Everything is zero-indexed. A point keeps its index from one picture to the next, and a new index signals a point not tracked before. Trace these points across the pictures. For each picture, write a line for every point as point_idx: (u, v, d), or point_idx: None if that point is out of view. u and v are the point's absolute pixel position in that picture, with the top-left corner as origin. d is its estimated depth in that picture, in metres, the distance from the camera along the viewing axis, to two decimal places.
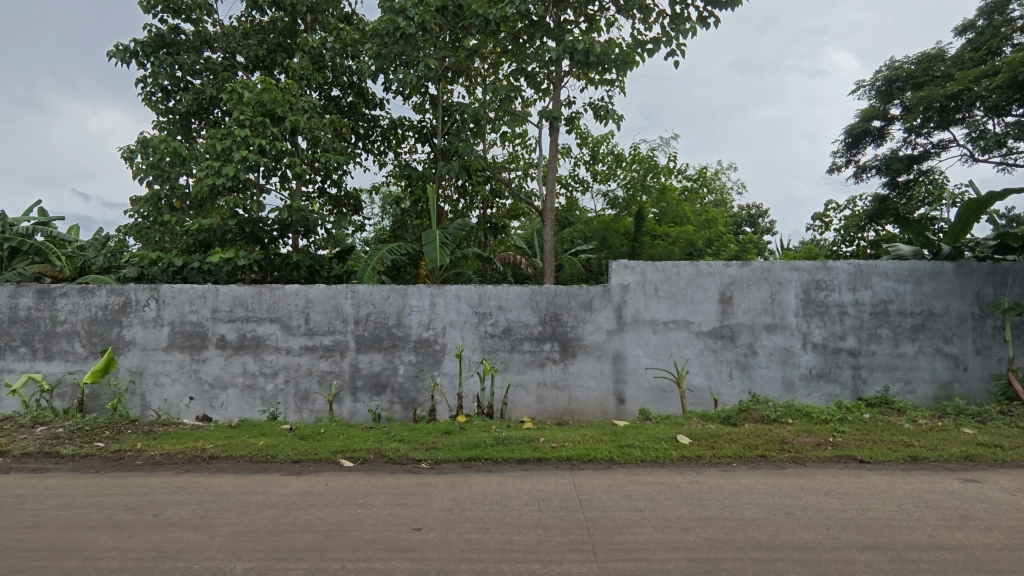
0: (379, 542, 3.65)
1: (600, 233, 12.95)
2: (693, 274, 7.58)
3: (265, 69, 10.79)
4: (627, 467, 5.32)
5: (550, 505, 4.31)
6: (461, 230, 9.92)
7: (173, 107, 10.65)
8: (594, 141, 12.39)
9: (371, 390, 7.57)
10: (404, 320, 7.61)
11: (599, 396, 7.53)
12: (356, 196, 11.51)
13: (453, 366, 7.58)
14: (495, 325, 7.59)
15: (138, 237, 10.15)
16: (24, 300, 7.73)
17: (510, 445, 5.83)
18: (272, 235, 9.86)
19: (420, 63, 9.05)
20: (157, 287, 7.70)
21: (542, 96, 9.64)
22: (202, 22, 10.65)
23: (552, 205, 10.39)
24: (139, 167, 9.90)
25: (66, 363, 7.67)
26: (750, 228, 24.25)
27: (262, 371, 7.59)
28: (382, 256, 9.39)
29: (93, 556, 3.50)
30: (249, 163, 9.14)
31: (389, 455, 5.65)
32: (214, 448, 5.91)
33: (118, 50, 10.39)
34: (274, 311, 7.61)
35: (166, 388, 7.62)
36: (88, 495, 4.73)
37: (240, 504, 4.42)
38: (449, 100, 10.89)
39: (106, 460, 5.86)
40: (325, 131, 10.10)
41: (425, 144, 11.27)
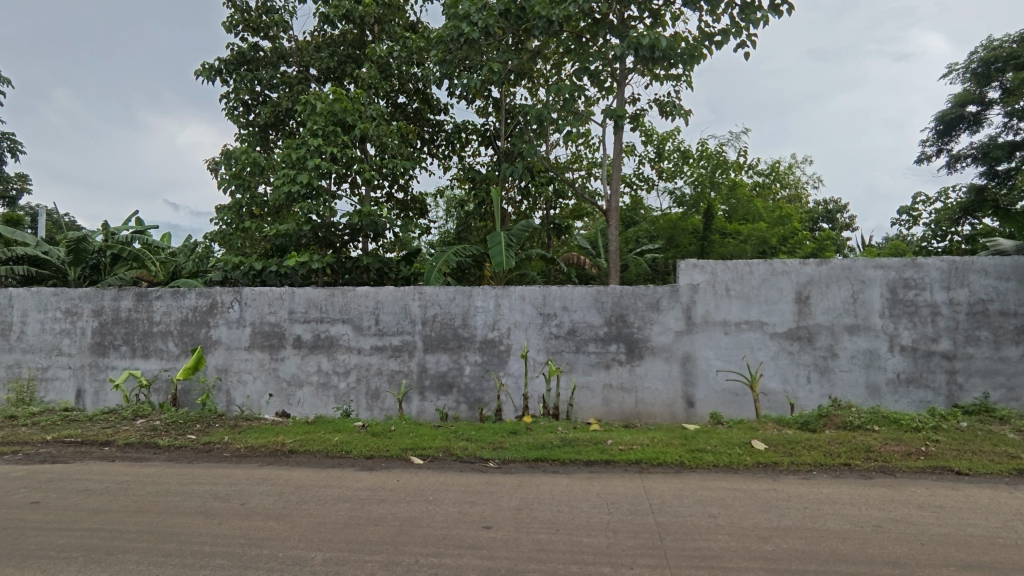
0: (450, 539, 3.71)
1: (667, 232, 12.69)
2: (767, 273, 7.27)
3: (336, 80, 11.25)
4: (698, 472, 5.17)
5: (619, 509, 4.25)
6: (525, 231, 9.98)
7: (253, 120, 11.29)
8: (660, 138, 12.12)
9: (438, 390, 7.72)
10: (469, 320, 7.72)
11: (667, 399, 7.36)
12: (422, 200, 11.79)
13: (518, 367, 7.61)
14: (560, 326, 7.57)
15: (222, 243, 10.80)
16: (124, 302, 8.42)
17: (577, 446, 5.79)
18: (344, 239, 10.28)
19: (484, 67, 9.16)
20: (240, 289, 8.16)
21: (606, 95, 9.53)
22: (278, 38, 11.23)
23: (617, 205, 10.23)
24: (223, 178, 10.55)
25: (160, 361, 8.28)
26: (828, 224, 23.10)
27: (336, 370, 7.90)
28: (448, 258, 9.57)
29: (188, 541, 3.75)
30: (322, 171, 9.54)
31: (458, 453, 5.75)
32: (293, 442, 6.21)
33: (205, 69, 11.13)
34: (347, 312, 7.91)
35: (248, 385, 8.08)
36: (182, 484, 5.07)
37: (317, 497, 4.62)
38: (512, 103, 10.97)
39: (197, 451, 6.27)
40: (393, 137, 10.43)
41: (488, 147, 11.41)
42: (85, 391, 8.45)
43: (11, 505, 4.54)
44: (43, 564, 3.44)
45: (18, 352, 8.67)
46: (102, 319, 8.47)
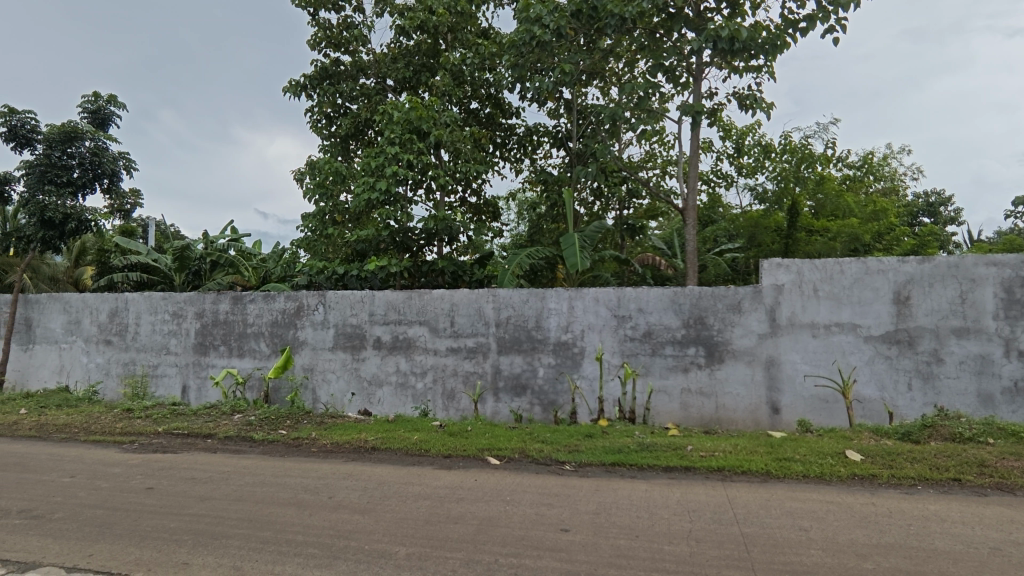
0: (528, 540, 3.72)
1: (747, 231, 12.21)
2: (860, 271, 6.80)
3: (411, 89, 11.62)
4: (786, 482, 4.91)
5: (701, 517, 4.11)
6: (599, 232, 9.87)
7: (335, 132, 11.85)
8: (739, 132, 11.64)
9: (513, 392, 7.78)
10: (543, 323, 7.73)
11: (749, 404, 7.05)
12: (494, 204, 11.94)
13: (592, 369, 7.54)
14: (636, 328, 7.42)
15: (307, 249, 11.35)
16: (223, 305, 9.07)
17: (655, 451, 5.67)
18: (420, 243, 10.60)
19: (556, 69, 9.16)
20: (324, 292, 8.59)
21: (681, 90, 9.27)
22: (358, 52, 11.74)
23: (694, 203, 9.91)
24: (307, 187, 11.13)
25: (254, 360, 8.85)
26: (928, 218, 21.38)
27: (414, 370, 8.14)
28: (521, 261, 9.64)
29: (282, 530, 3.98)
30: (400, 177, 9.89)
31: (533, 455, 5.77)
32: (375, 440, 6.46)
33: (291, 85, 11.81)
34: (423, 314, 8.14)
35: (332, 383, 8.48)
36: (275, 476, 5.40)
37: (399, 493, 4.77)
38: (583, 103, 10.91)
39: (288, 445, 6.66)
40: (466, 142, 10.61)
41: (560, 149, 11.39)
42: (190, 387, 9.17)
43: (130, 490, 5.00)
44: (158, 545, 3.76)
45: (132, 350, 9.55)
46: (203, 321, 9.16)
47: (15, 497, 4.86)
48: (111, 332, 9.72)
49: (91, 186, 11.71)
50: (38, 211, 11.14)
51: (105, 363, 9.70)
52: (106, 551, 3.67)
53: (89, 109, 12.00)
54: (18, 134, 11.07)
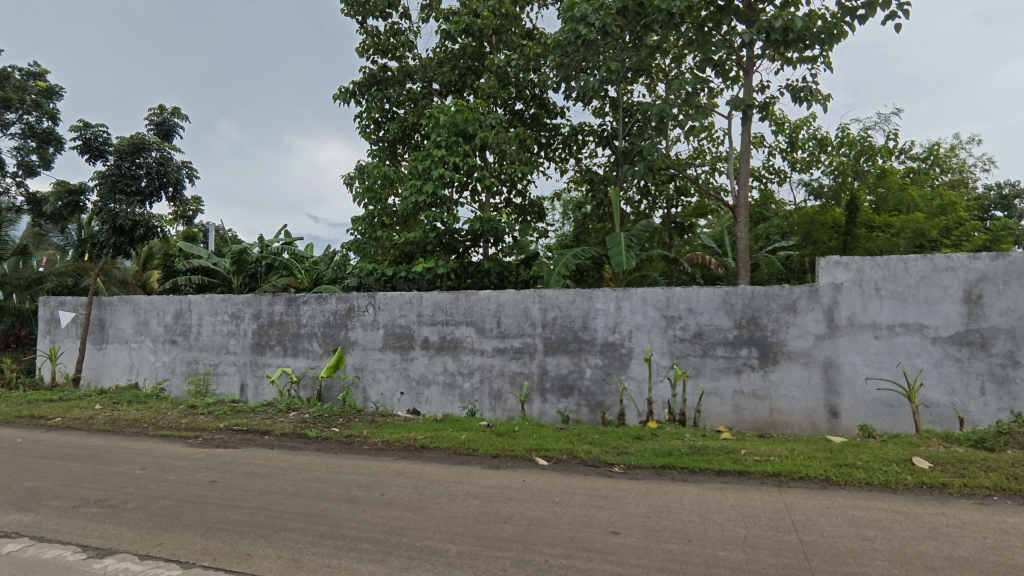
0: (578, 542, 3.70)
1: (803, 228, 11.80)
2: (926, 269, 6.46)
3: (457, 92, 11.75)
4: (847, 490, 4.71)
5: (757, 523, 3.99)
6: (646, 231, 9.72)
7: (383, 136, 12.10)
8: (793, 125, 11.22)
9: (560, 392, 7.75)
10: (590, 323, 7.67)
11: (806, 408, 6.80)
12: (539, 204, 11.93)
13: (641, 371, 7.43)
14: (686, 329, 7.27)
15: (357, 251, 11.60)
16: (278, 306, 9.40)
17: (707, 455, 5.54)
18: (466, 245, 10.71)
19: (602, 67, 9.06)
20: (374, 293, 8.78)
21: (732, 84, 9.04)
22: (404, 58, 11.96)
23: (745, 200, 9.63)
24: (357, 191, 11.40)
25: (307, 360, 9.14)
26: (1001, 211, 20.12)
27: (461, 370, 8.22)
28: (567, 261, 9.59)
29: (337, 524, 4.10)
30: (446, 180, 10.01)
31: (582, 456, 5.72)
32: (424, 438, 6.57)
33: (341, 92, 12.14)
34: (470, 315, 8.21)
35: (382, 382, 8.67)
36: (329, 472, 5.56)
37: (449, 492, 4.83)
38: (629, 100, 10.77)
39: (341, 443, 6.84)
40: (511, 144, 10.65)
41: (606, 147, 11.27)
42: (248, 385, 9.55)
43: (196, 483, 5.26)
44: (222, 535, 3.93)
45: (195, 350, 10.02)
46: (260, 322, 9.52)
47: (92, 487, 5.18)
48: (176, 332, 10.23)
49: (157, 194, 12.36)
50: (110, 219, 11.85)
51: (171, 362, 10.22)
52: (174, 540, 3.86)
53: (155, 121, 12.67)
54: (92, 146, 11.80)
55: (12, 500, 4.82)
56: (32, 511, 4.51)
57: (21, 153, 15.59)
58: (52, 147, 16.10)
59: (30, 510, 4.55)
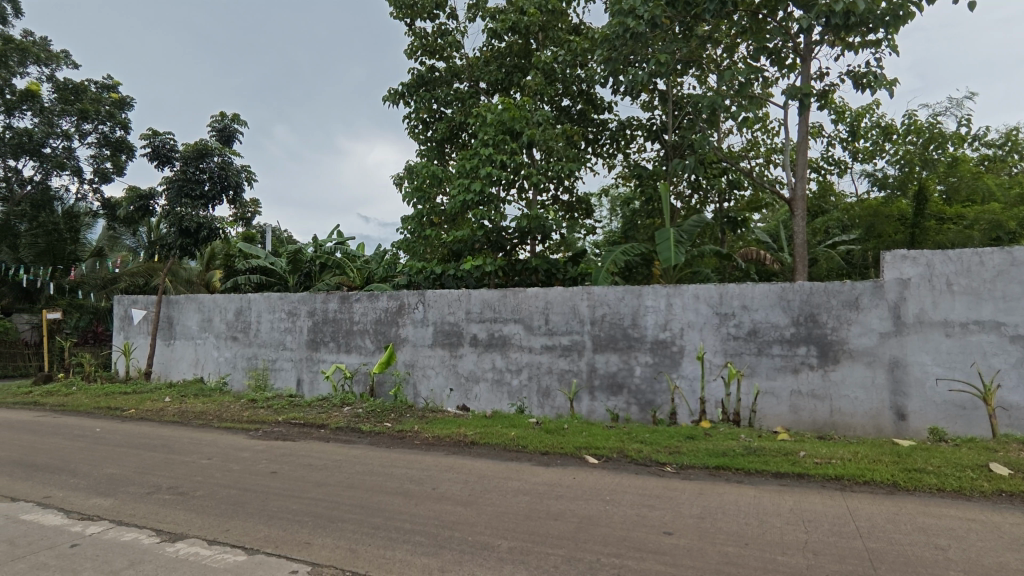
0: (630, 541, 3.66)
1: (866, 221, 11.28)
2: (1004, 262, 6.06)
3: (504, 90, 11.77)
4: (916, 496, 4.47)
5: (819, 528, 3.84)
6: (697, 226, 9.49)
7: (431, 137, 12.28)
8: (855, 113, 10.71)
9: (609, 390, 7.67)
10: (639, 321, 7.56)
11: (870, 409, 6.50)
12: (587, 201, 11.83)
13: (693, 369, 7.27)
14: (740, 327, 7.07)
15: (407, 250, 11.78)
16: (332, 304, 9.70)
17: (764, 456, 5.37)
18: (514, 242, 10.74)
19: (651, 60, 8.89)
20: (423, 291, 8.92)
21: (788, 73, 8.71)
22: (451, 58, 12.09)
23: (803, 192, 9.26)
24: (406, 191, 11.59)
25: (360, 356, 9.38)
26: None
27: (509, 367, 8.25)
28: (615, 258, 9.45)
29: (391, 517, 4.19)
30: (493, 178, 10.05)
31: (632, 455, 5.65)
32: (474, 434, 6.64)
33: (391, 94, 12.38)
34: (518, 312, 8.23)
35: (432, 379, 8.80)
36: (383, 466, 5.70)
37: (499, 488, 4.87)
38: (679, 93, 10.52)
39: (393, 437, 7.00)
40: (558, 141, 10.62)
41: (655, 142, 11.06)
42: (304, 380, 9.89)
43: (258, 473, 5.49)
44: (284, 524, 4.09)
45: (255, 346, 10.44)
46: (315, 319, 9.84)
47: (164, 475, 5.49)
48: (236, 329, 10.70)
49: (219, 197, 12.96)
50: (177, 222, 12.50)
51: (232, 357, 10.69)
52: (239, 527, 4.04)
53: (217, 128, 13.26)
54: (161, 153, 12.48)
55: (93, 486, 5.16)
56: (111, 497, 4.81)
57: (96, 161, 16.62)
58: (124, 154, 17.09)
59: (109, 495, 4.86)
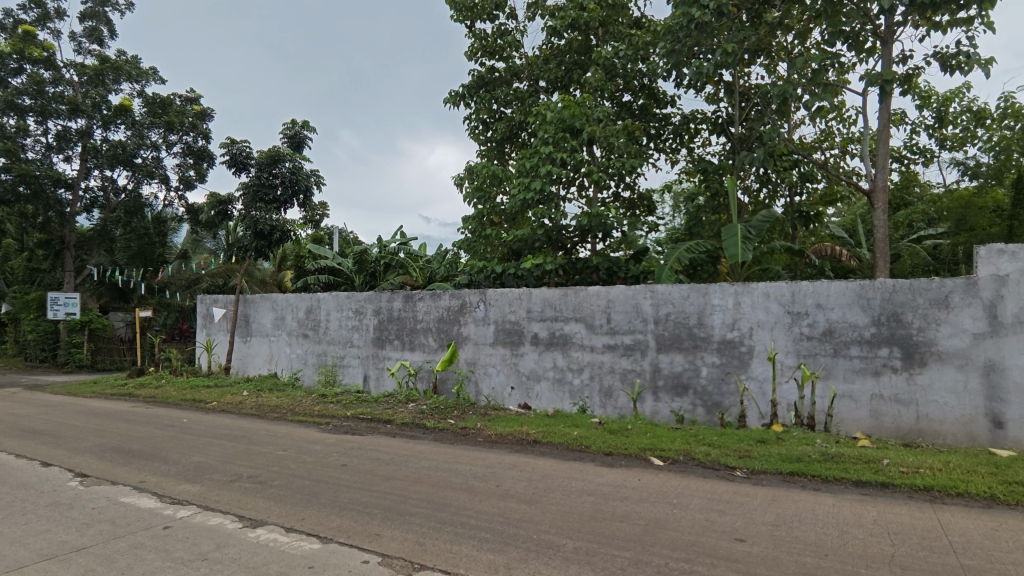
0: (700, 546, 3.56)
1: (956, 213, 10.49)
2: None
3: (564, 88, 11.70)
4: (1018, 511, 4.11)
5: (907, 541, 3.60)
6: (767, 221, 9.11)
7: (491, 137, 12.38)
8: (942, 97, 9.97)
9: (673, 391, 7.48)
10: (706, 320, 7.32)
11: (961, 416, 6.04)
12: (649, 197, 11.61)
13: (763, 370, 6.99)
14: (814, 327, 6.74)
15: (468, 250, 11.91)
16: (397, 303, 9.96)
17: (843, 463, 5.09)
18: (574, 240, 10.66)
19: (717, 50, 8.59)
20: (484, 290, 8.99)
21: (867, 57, 8.22)
22: (511, 58, 12.15)
23: (884, 183, 8.69)
24: (467, 191, 11.71)
25: (423, 354, 9.59)
26: None
27: (571, 366, 8.20)
28: (679, 255, 9.19)
29: (456, 513, 4.26)
30: (553, 176, 9.99)
31: (700, 458, 5.50)
32: (536, 433, 6.66)
33: (451, 96, 12.57)
34: (579, 311, 8.16)
35: (493, 377, 8.88)
36: (447, 462, 5.80)
37: (563, 487, 4.84)
38: (746, 84, 10.13)
39: (456, 434, 7.11)
40: (619, 137, 10.46)
41: (720, 135, 10.70)
42: (370, 376, 10.21)
43: (330, 465, 5.71)
44: (355, 516, 4.23)
45: (324, 343, 10.87)
46: (381, 318, 10.14)
47: (244, 464, 5.81)
48: (307, 327, 11.17)
49: (290, 201, 13.56)
50: (252, 225, 13.17)
51: (304, 354, 11.17)
52: (314, 516, 4.22)
53: (288, 134, 13.90)
54: (238, 160, 13.20)
55: (182, 472, 5.52)
56: (198, 483, 5.14)
57: (181, 169, 17.79)
58: (206, 162, 18.16)
59: (196, 481, 5.20)
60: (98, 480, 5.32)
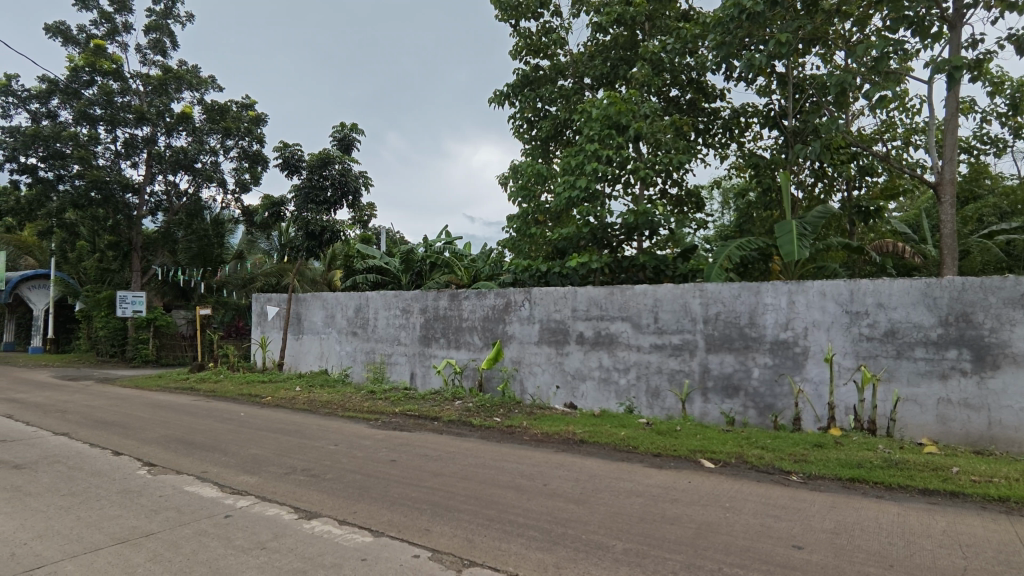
0: (756, 552, 3.46)
1: None
2: None
3: (609, 84, 11.55)
4: None
5: (980, 554, 3.40)
6: (822, 217, 8.76)
7: (536, 135, 12.37)
8: (1017, 83, 9.35)
9: (724, 392, 7.29)
10: (757, 319, 7.10)
11: None
12: (697, 194, 11.36)
13: (819, 372, 6.74)
14: (875, 327, 6.44)
15: (513, 249, 11.94)
16: (443, 301, 10.08)
17: (908, 471, 4.85)
18: (620, 239, 10.52)
19: (770, 41, 8.32)
20: (529, 289, 9.00)
21: (932, 44, 7.79)
22: (556, 55, 12.10)
23: (952, 175, 8.22)
24: (511, 191, 11.73)
25: (469, 352, 9.68)
26: None
27: (617, 366, 8.10)
28: (729, 253, 8.93)
29: (504, 510, 4.27)
30: (599, 174, 9.88)
31: (752, 461, 5.35)
32: (583, 433, 6.61)
33: (496, 96, 12.63)
34: (626, 310, 8.06)
35: (539, 376, 8.86)
36: (493, 460, 5.83)
37: (611, 488, 4.80)
38: (800, 75, 9.77)
39: (502, 432, 7.14)
40: (666, 132, 10.26)
41: (772, 128, 10.35)
42: (417, 374, 10.37)
43: (380, 461, 5.84)
44: (405, 510, 4.31)
45: (372, 341, 11.11)
46: (427, 316, 10.28)
47: (298, 457, 6.01)
48: (356, 325, 11.44)
49: (340, 203, 13.93)
50: (304, 226, 13.62)
51: (353, 351, 11.45)
52: (365, 510, 4.32)
53: (338, 138, 14.27)
54: (290, 163, 13.64)
55: (241, 464, 5.76)
56: (256, 474, 5.34)
57: (237, 173, 18.52)
58: (260, 165, 18.84)
59: (254, 473, 5.40)
60: (164, 469, 5.60)
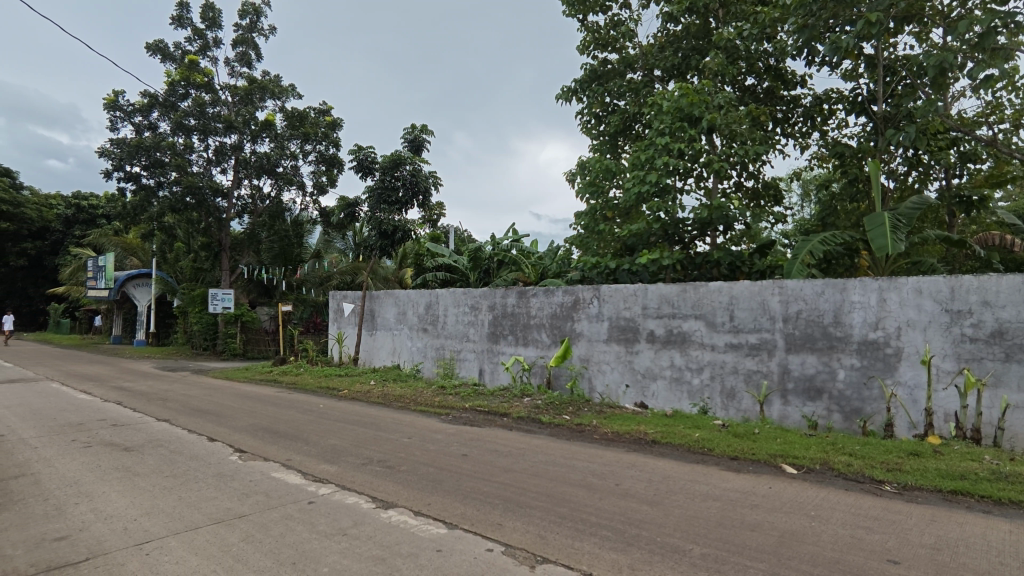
0: (846, 565, 3.26)
1: None
2: None
3: (680, 75, 11.19)
4: None
5: None
6: (918, 209, 8.14)
7: (604, 130, 12.21)
8: None
9: (805, 395, 6.92)
10: (843, 318, 6.69)
11: None
12: (775, 186, 10.82)
13: (915, 375, 6.26)
14: (980, 327, 5.92)
15: (580, 245, 11.84)
16: (511, 299, 10.15)
17: (1020, 485, 4.42)
18: (692, 235, 10.21)
19: (859, 21, 7.79)
20: (598, 286, 8.91)
21: None
22: (625, 48, 11.88)
23: None
24: (579, 187, 11.62)
25: (537, 349, 9.70)
26: None
27: (689, 366, 7.87)
28: (812, 247, 8.45)
29: (575, 509, 4.24)
30: (670, 168, 9.64)
31: (840, 469, 5.05)
32: (655, 433, 6.48)
33: (564, 92, 12.55)
34: (699, 308, 7.80)
35: (607, 374, 8.75)
36: (563, 458, 5.81)
37: (686, 490, 4.66)
38: (892, 55, 9.09)
39: (572, 430, 7.11)
40: (743, 123, 9.82)
41: (860, 115, 9.69)
42: (485, 370, 10.50)
43: (452, 455, 5.94)
44: (477, 504, 4.37)
45: (442, 337, 11.35)
46: (495, 313, 10.39)
47: (375, 449, 6.22)
48: (427, 322, 11.72)
49: (411, 203, 14.31)
50: (377, 226, 14.05)
51: (424, 347, 11.74)
52: (439, 503, 4.41)
53: (408, 139, 14.69)
54: (365, 165, 14.18)
55: (321, 453, 6.03)
56: (336, 464, 5.58)
57: (315, 175, 19.41)
58: (336, 168, 19.66)
59: (335, 462, 5.65)
60: (253, 455, 5.96)
